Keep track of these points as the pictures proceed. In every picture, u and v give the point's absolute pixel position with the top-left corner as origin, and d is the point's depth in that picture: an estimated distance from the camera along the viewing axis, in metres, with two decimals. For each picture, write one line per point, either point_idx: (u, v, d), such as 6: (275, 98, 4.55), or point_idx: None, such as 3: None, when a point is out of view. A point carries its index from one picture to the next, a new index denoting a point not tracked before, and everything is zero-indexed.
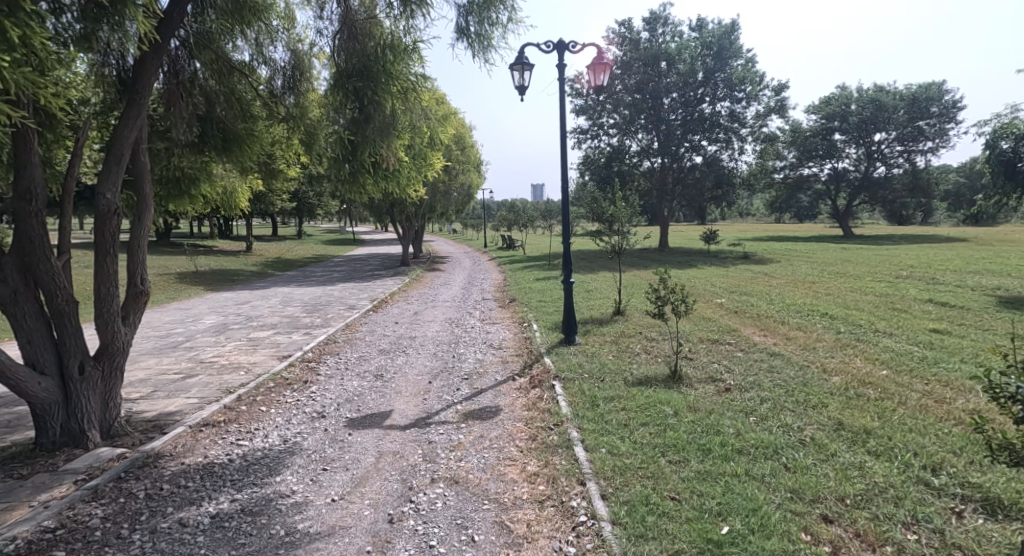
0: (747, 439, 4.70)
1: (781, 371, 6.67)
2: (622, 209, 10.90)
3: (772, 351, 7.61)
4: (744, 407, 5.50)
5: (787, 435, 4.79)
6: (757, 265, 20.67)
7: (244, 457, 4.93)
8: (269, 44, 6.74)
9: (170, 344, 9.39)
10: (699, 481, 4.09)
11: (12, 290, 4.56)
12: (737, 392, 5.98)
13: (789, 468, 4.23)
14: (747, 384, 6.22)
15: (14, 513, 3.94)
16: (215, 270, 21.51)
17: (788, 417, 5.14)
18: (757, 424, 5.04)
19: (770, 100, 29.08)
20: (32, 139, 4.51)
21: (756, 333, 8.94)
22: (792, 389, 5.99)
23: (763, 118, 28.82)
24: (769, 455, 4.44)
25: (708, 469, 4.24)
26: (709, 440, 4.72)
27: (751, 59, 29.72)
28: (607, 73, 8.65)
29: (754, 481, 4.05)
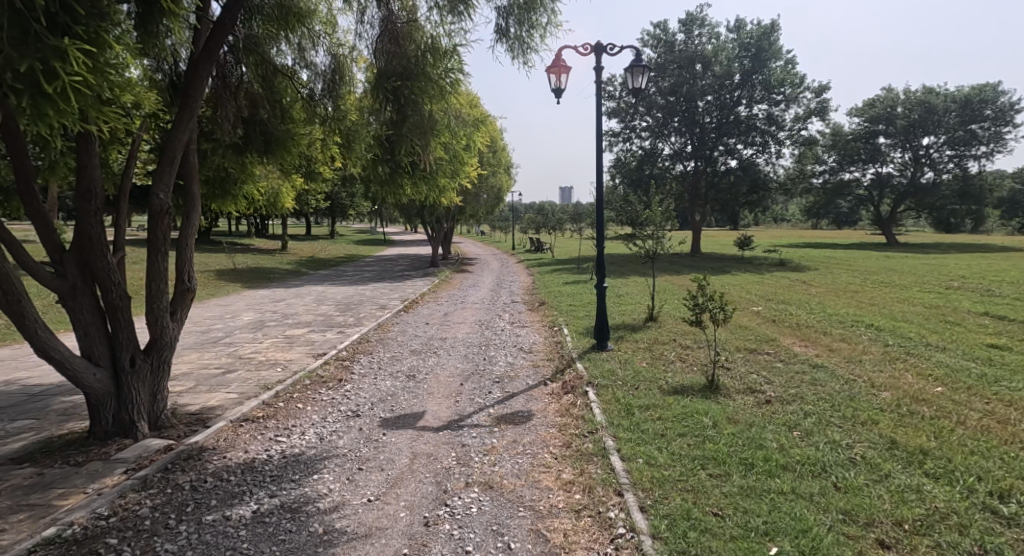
0: (792, 455, 4.56)
1: (826, 384, 6.44)
2: (656, 213, 10.70)
3: (814, 363, 7.39)
4: (787, 420, 5.35)
5: (837, 452, 4.62)
6: (793, 272, 20.20)
7: (283, 455, 5.00)
8: (311, 49, 6.83)
9: (210, 339, 9.64)
10: (743, 497, 3.98)
11: (71, 284, 4.73)
12: (778, 405, 5.80)
13: (839, 487, 4.08)
14: (789, 397, 6.03)
15: (70, 499, 4.07)
16: (253, 268, 22.03)
17: (836, 434, 4.96)
18: (803, 440, 4.88)
19: (811, 102, 28.34)
20: (94, 141, 4.68)
21: (797, 343, 8.67)
22: (838, 403, 5.79)
23: (803, 121, 28.09)
24: (818, 473, 4.29)
25: (752, 485, 4.12)
26: (752, 454, 4.59)
27: (790, 60, 29.00)
28: (644, 75, 8.50)
29: (803, 500, 3.91)
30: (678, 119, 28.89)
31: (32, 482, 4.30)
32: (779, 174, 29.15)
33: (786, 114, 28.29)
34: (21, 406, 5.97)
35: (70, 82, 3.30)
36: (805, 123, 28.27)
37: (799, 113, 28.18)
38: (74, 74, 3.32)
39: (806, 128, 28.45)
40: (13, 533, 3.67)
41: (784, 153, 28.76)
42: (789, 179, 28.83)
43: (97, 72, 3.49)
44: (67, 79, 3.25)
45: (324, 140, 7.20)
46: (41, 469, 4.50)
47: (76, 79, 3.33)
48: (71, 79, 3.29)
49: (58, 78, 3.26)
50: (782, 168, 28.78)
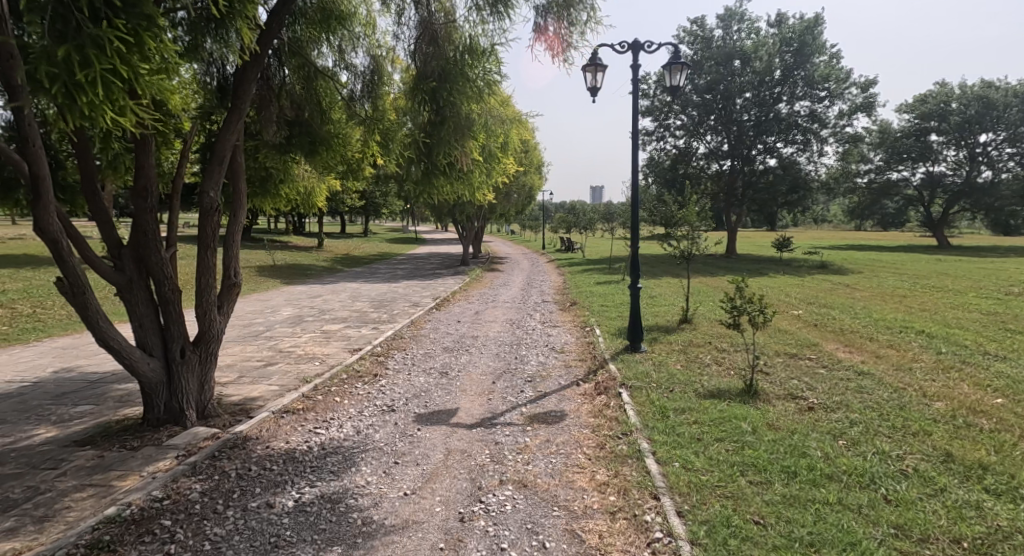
0: (838, 464, 4.42)
1: (872, 392, 6.24)
2: (693, 213, 10.50)
3: (860, 370, 7.15)
4: (831, 428, 5.19)
5: (886, 464, 4.47)
6: (836, 275, 19.62)
7: (322, 446, 5.12)
8: (351, 51, 6.94)
9: (251, 333, 9.90)
10: (786, 506, 3.88)
11: (128, 278, 4.92)
12: (822, 412, 5.64)
13: (890, 500, 3.94)
14: (833, 404, 5.85)
15: (127, 480, 4.24)
16: (290, 264, 22.58)
17: (885, 444, 4.79)
18: (848, 449, 4.74)
19: (857, 97, 27.41)
20: (150, 142, 4.85)
21: (841, 349, 8.39)
22: (887, 412, 5.59)
23: (849, 118, 27.22)
24: (866, 484, 4.16)
25: (796, 494, 4.02)
26: (795, 462, 4.47)
27: (834, 55, 28.13)
28: (682, 72, 8.35)
29: (850, 512, 3.80)
30: (714, 117, 28.39)
31: (94, 464, 4.49)
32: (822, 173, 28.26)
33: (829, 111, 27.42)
34: (81, 392, 6.25)
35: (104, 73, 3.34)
36: (850, 120, 27.36)
37: (843, 109, 27.27)
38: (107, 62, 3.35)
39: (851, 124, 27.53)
40: (78, 511, 3.84)
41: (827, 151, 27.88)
42: (832, 178, 27.89)
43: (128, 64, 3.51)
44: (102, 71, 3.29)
45: (363, 140, 7.36)
46: (101, 452, 4.70)
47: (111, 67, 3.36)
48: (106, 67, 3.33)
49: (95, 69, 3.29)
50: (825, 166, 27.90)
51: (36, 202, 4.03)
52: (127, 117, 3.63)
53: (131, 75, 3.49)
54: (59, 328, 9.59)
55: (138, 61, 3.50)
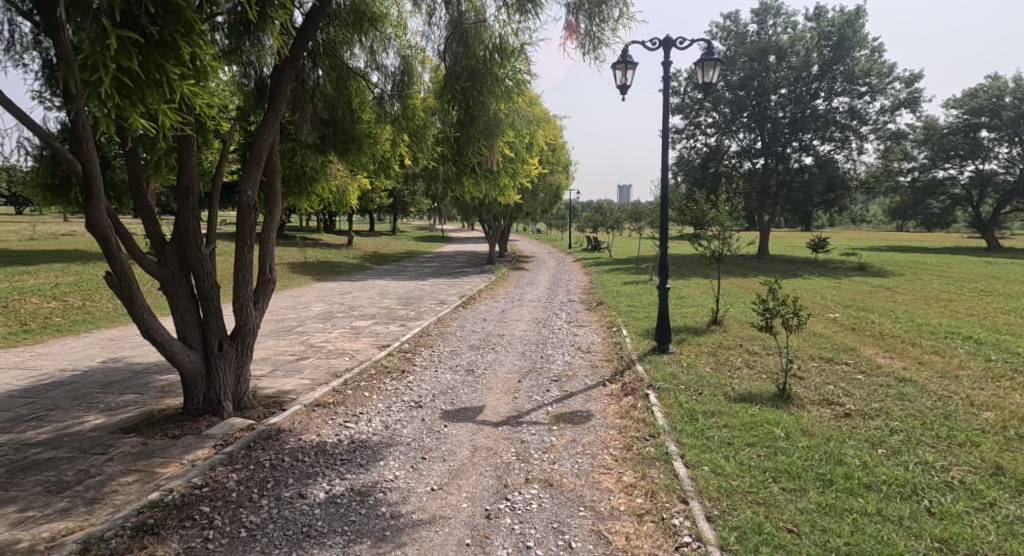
0: (877, 474, 4.33)
1: (914, 400, 6.07)
2: (725, 212, 10.33)
3: (901, 377, 6.95)
4: (870, 436, 5.08)
5: (930, 475, 4.36)
6: (875, 278, 19.05)
7: (352, 439, 5.22)
8: (382, 51, 7.03)
9: (284, 328, 10.12)
10: (821, 515, 3.82)
11: (170, 273, 5.09)
12: (859, 419, 5.52)
13: (934, 513, 3.85)
14: (871, 411, 5.72)
15: (169, 467, 4.40)
16: (320, 261, 23.00)
17: (928, 454, 4.67)
18: (888, 458, 4.62)
19: (900, 93, 26.58)
20: (192, 142, 5.01)
21: (880, 354, 8.18)
22: (930, 421, 5.44)
23: (891, 115, 26.43)
24: (907, 495, 4.07)
25: (831, 503, 3.95)
26: (830, 470, 4.39)
27: (876, 49, 27.34)
28: (715, 69, 8.23)
29: (890, 524, 3.72)
30: (747, 114, 27.91)
31: (138, 450, 4.68)
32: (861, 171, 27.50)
33: (870, 107, 26.66)
34: (127, 381, 6.51)
35: (113, 75, 3.34)
36: (892, 116, 26.57)
37: (885, 105, 26.49)
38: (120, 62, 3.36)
39: (893, 121, 26.71)
40: (124, 495, 4.01)
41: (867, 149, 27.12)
42: (872, 177, 27.12)
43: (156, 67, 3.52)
44: (107, 74, 3.28)
45: (393, 139, 7.47)
46: (145, 439, 4.89)
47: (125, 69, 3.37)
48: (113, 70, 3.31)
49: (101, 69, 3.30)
50: (864, 165, 27.13)
51: (88, 200, 4.22)
52: (164, 120, 3.73)
53: (167, 81, 3.56)
54: (106, 320, 10.00)
55: (167, 65, 3.51)
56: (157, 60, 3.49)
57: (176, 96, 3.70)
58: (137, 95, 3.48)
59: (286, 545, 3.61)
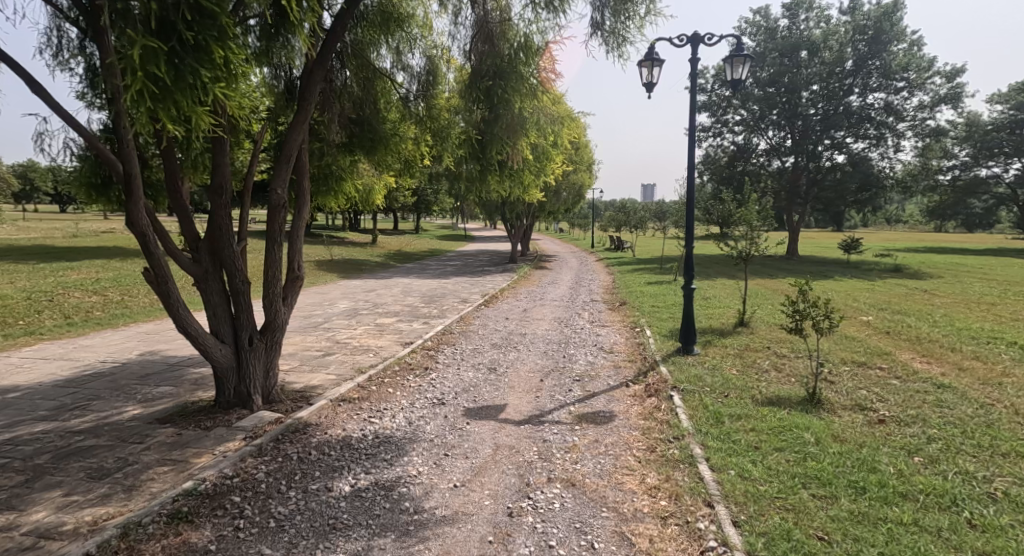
0: (913, 483, 4.23)
1: (953, 408, 5.91)
2: (754, 211, 10.17)
3: (939, 383, 6.77)
4: (906, 443, 4.96)
5: (971, 486, 4.25)
6: (913, 280, 18.50)
7: (376, 435, 5.29)
8: (407, 52, 7.09)
9: (310, 324, 10.30)
10: (853, 523, 3.75)
11: (204, 269, 5.22)
12: (894, 426, 5.39)
13: (974, 525, 3.75)
14: (907, 418, 5.58)
15: (202, 458, 4.52)
16: (345, 259, 23.31)
17: (969, 464, 4.55)
18: (926, 467, 4.52)
19: (941, 88, 25.82)
20: (225, 143, 5.13)
21: (917, 359, 7.97)
22: (970, 430, 5.29)
23: (929, 111, 25.71)
24: (946, 506, 3.97)
25: (864, 511, 3.88)
26: (864, 478, 4.31)
27: (914, 43, 26.58)
28: (744, 65, 8.10)
29: (927, 535, 3.64)
30: (777, 111, 27.41)
31: (173, 440, 4.81)
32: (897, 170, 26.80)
33: (907, 103, 25.95)
34: (161, 373, 6.71)
35: (144, 82, 3.43)
36: (931, 113, 25.83)
37: (924, 101, 25.75)
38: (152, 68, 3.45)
39: (933, 118, 25.94)
40: (160, 483, 4.13)
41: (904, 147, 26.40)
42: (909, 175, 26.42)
43: (190, 71, 3.61)
44: (137, 81, 3.37)
45: (418, 139, 7.51)
46: (179, 430, 5.03)
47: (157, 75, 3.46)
48: (144, 77, 3.39)
49: (133, 76, 3.39)
50: (901, 163, 26.42)
51: (129, 198, 4.36)
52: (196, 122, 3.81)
53: (200, 84, 3.64)
54: (141, 314, 10.31)
55: (200, 68, 3.60)
56: (190, 65, 3.58)
57: (209, 99, 3.79)
58: (169, 100, 3.57)
59: (312, 537, 3.67)
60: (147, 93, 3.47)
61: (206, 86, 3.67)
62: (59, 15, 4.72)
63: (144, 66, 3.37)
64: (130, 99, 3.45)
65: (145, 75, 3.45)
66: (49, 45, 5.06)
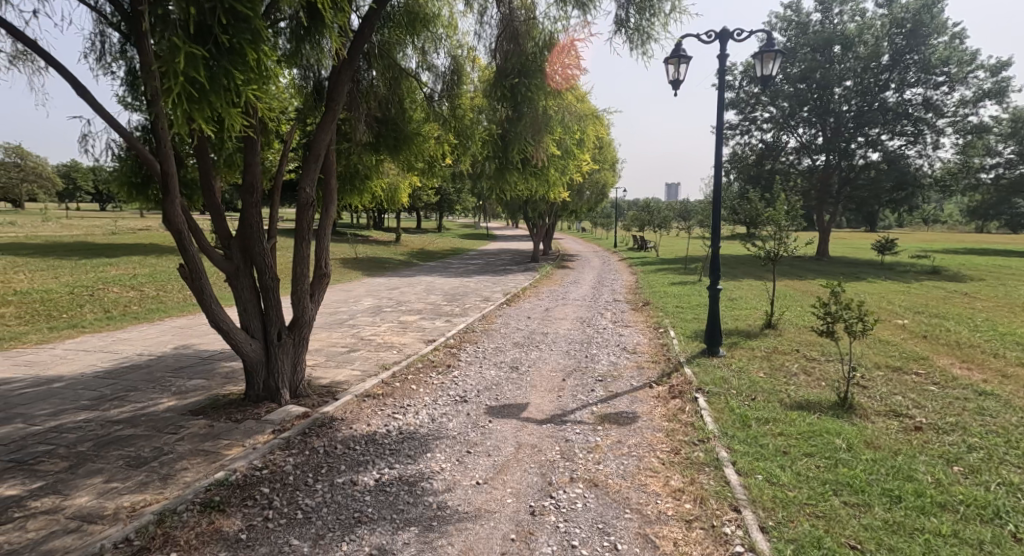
0: (953, 493, 4.13)
1: (995, 416, 5.74)
2: (785, 211, 9.97)
3: (980, 390, 6.57)
4: (944, 452, 4.84)
5: (1013, 497, 4.12)
6: (952, 283, 17.97)
7: (400, 431, 5.34)
8: (432, 52, 7.13)
9: (336, 321, 10.45)
10: (888, 533, 3.67)
11: (235, 266, 5.33)
12: (931, 433, 5.26)
13: (1018, 539, 3.64)
14: (945, 425, 5.44)
15: (232, 449, 4.62)
16: (369, 257, 23.58)
17: (1011, 475, 4.41)
18: (966, 478, 4.39)
19: (984, 83, 25.03)
20: (256, 143, 5.23)
21: (956, 365, 7.74)
22: (1014, 439, 5.12)
23: (971, 106, 24.95)
24: (987, 518, 3.86)
25: (899, 521, 3.80)
26: (899, 486, 4.21)
27: (956, 36, 25.81)
28: (775, 61, 7.96)
29: (968, 548, 3.54)
30: (808, 108, 26.87)
31: (205, 431, 4.93)
32: (937, 168, 26.04)
33: (947, 98, 25.21)
34: (194, 366, 6.88)
35: (183, 85, 3.51)
36: (973, 109, 25.05)
37: (966, 96, 24.99)
38: (189, 72, 3.52)
39: (975, 114, 25.14)
40: (193, 472, 4.24)
41: (943, 144, 25.64)
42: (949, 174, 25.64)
43: (224, 74, 3.68)
44: (177, 84, 3.45)
45: (441, 138, 7.54)
46: (211, 421, 5.15)
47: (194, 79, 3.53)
48: (181, 80, 3.47)
49: (173, 80, 3.48)
50: (940, 161, 25.67)
51: (166, 197, 4.48)
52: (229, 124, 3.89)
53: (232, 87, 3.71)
54: (175, 308, 10.59)
55: (234, 70, 3.67)
56: (225, 68, 3.66)
57: (242, 100, 3.86)
58: (205, 103, 3.63)
59: (338, 529, 3.72)
60: (184, 96, 3.54)
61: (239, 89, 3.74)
62: (102, 20, 4.89)
63: (183, 70, 3.45)
64: (167, 102, 3.52)
65: (181, 78, 3.52)
66: (92, 49, 5.24)
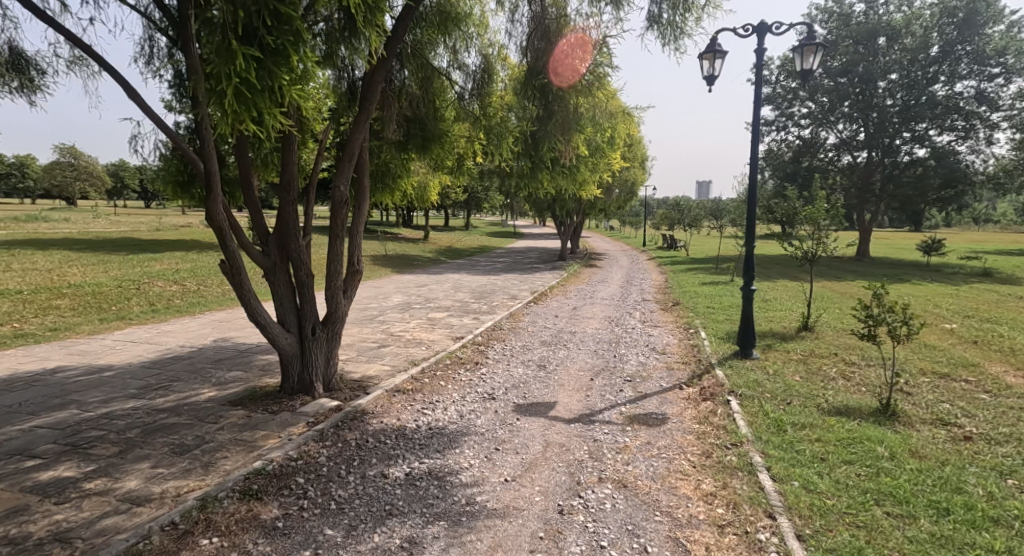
0: (1005, 507, 3.98)
1: None
2: (826, 209, 9.70)
3: None
4: (994, 463, 4.68)
5: None
6: (1003, 286, 17.27)
7: (429, 426, 5.40)
8: (463, 51, 7.17)
9: (367, 317, 10.59)
10: (932, 547, 3.57)
11: (273, 262, 5.46)
12: (982, 444, 5.08)
13: None
14: (996, 436, 5.25)
15: (269, 440, 4.74)
16: (398, 254, 23.82)
17: None
18: (1019, 491, 4.23)
19: None
20: (294, 142, 5.35)
21: (1008, 373, 7.45)
22: None
23: None
24: None
25: (946, 535, 3.69)
26: (947, 498, 4.09)
27: (1014, 25, 24.70)
28: (815, 55, 7.76)
29: None
30: (849, 103, 26.14)
31: (244, 422, 5.07)
32: (991, 165, 24.98)
33: (1003, 91, 24.21)
34: (233, 359, 7.08)
35: (233, 87, 3.61)
36: None
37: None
38: (238, 73, 3.63)
39: None
40: (232, 461, 4.36)
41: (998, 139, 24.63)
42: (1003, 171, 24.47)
43: (269, 75, 3.79)
44: (228, 86, 3.56)
45: (470, 137, 7.56)
46: (249, 412, 5.29)
47: (242, 80, 3.64)
48: (232, 82, 3.58)
49: (224, 81, 3.59)
50: (993, 157, 24.65)
51: (209, 195, 4.62)
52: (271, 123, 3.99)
53: (276, 88, 3.82)
54: (214, 302, 10.89)
55: (278, 71, 3.77)
56: (270, 69, 3.76)
57: (284, 100, 3.96)
58: (252, 104, 3.75)
59: (370, 521, 3.79)
60: (231, 97, 3.65)
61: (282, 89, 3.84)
62: (152, 26, 5.07)
63: (235, 72, 3.56)
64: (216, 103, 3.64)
65: (229, 79, 3.63)
66: (141, 53, 5.44)
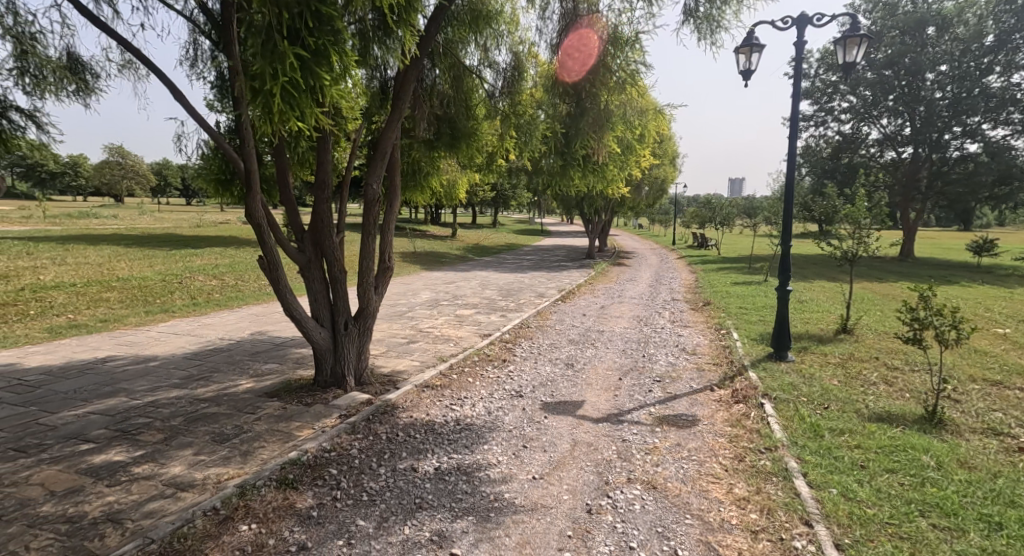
0: None
1: None
2: (868, 209, 9.43)
3: None
4: None
5: None
6: None
7: (458, 421, 5.45)
8: (493, 49, 7.18)
9: (396, 313, 10.72)
10: None
11: (308, 258, 5.57)
12: None
13: None
14: None
15: (304, 431, 4.85)
16: (427, 251, 24.01)
17: None
18: None
19: None
20: (329, 142, 5.45)
21: None
22: None
23: None
24: None
25: (996, 549, 3.56)
26: (998, 511, 3.95)
27: None
28: (859, 46, 7.53)
29: None
30: (894, 97, 25.42)
31: (280, 413, 5.20)
32: None
33: None
34: (269, 351, 7.25)
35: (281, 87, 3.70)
36: None
37: None
38: (284, 74, 3.71)
39: None
40: (269, 451, 4.47)
41: None
42: None
43: (311, 74, 3.87)
44: (275, 86, 3.64)
45: (500, 135, 7.56)
46: (285, 404, 5.42)
47: (287, 80, 3.72)
48: (279, 83, 3.66)
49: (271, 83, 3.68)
50: None
51: (248, 193, 4.73)
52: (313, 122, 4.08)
53: (318, 88, 3.91)
54: (251, 297, 11.17)
55: (320, 71, 3.86)
56: (312, 69, 3.84)
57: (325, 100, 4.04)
58: (297, 103, 3.81)
59: (401, 513, 3.85)
60: (277, 97, 3.74)
61: (323, 89, 3.93)
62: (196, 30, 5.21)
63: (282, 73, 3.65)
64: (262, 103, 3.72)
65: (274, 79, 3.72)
66: (186, 56, 5.60)
